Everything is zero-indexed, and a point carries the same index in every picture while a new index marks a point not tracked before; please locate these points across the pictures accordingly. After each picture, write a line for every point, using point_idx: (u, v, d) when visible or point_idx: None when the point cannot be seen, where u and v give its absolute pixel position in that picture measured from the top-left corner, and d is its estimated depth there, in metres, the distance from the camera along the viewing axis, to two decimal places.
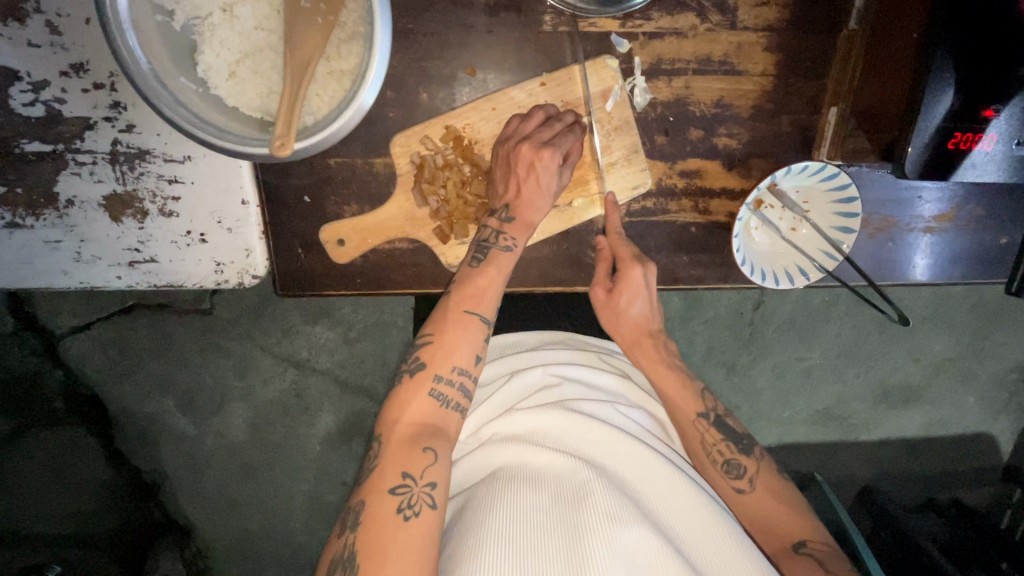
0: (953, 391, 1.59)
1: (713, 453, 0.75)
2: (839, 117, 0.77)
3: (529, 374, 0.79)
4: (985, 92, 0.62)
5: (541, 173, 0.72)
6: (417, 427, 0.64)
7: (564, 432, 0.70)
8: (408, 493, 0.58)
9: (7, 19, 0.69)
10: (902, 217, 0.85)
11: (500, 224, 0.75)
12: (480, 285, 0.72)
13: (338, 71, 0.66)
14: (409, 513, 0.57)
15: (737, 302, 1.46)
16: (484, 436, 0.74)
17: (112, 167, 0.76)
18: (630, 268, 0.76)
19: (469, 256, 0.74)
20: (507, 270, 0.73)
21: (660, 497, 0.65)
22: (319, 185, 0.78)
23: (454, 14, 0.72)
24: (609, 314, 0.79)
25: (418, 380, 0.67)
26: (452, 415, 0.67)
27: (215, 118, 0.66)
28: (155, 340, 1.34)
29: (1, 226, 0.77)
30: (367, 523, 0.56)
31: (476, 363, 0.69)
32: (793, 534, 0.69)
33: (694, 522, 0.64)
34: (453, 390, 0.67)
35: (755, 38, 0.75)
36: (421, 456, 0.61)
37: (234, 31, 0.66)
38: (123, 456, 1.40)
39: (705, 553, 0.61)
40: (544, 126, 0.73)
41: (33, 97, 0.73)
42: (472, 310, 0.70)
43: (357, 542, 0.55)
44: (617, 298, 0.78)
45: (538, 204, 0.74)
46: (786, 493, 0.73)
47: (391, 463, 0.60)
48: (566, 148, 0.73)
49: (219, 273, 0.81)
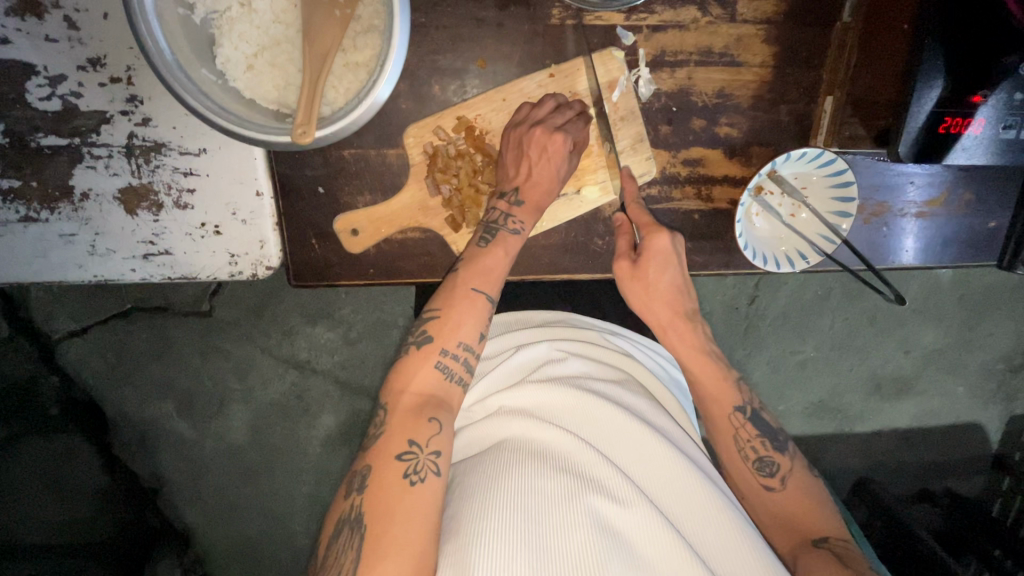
0: (942, 381, 1.64)
1: (748, 450, 0.78)
2: (834, 105, 0.80)
3: (534, 349, 0.81)
4: (973, 79, 0.65)
5: (552, 158, 0.75)
6: (423, 398, 0.66)
7: (566, 406, 0.72)
8: (413, 459, 0.61)
9: (25, 14, 0.70)
10: (895, 203, 0.88)
11: (510, 206, 0.77)
12: (488, 264, 0.74)
13: (354, 63, 0.68)
14: (415, 478, 0.60)
15: (732, 295, 1.49)
16: (489, 407, 0.76)
17: (128, 161, 0.77)
18: (656, 236, 0.76)
19: (477, 236, 0.76)
20: (513, 251, 0.75)
21: (660, 476, 0.68)
22: (334, 176, 0.80)
23: (465, 8, 0.74)
24: (641, 286, 0.78)
25: (426, 352, 0.69)
26: (455, 388, 0.69)
27: (235, 108, 0.67)
28: (155, 343, 1.35)
29: (15, 220, 0.78)
30: (375, 486, 0.59)
31: (481, 340, 0.72)
32: (815, 530, 0.72)
33: (691, 502, 0.66)
34: (458, 364, 0.70)
35: (754, 30, 0.78)
36: (426, 425, 0.63)
37: (253, 24, 0.67)
38: (122, 462, 1.39)
39: (698, 535, 0.64)
40: (554, 114, 0.76)
41: (49, 91, 0.74)
42: (479, 288, 0.73)
43: (363, 504, 0.58)
44: (645, 270, 0.77)
45: (546, 187, 0.77)
46: (812, 491, 0.76)
47: (396, 431, 0.63)
48: (576, 135, 0.76)
49: (233, 265, 0.82)
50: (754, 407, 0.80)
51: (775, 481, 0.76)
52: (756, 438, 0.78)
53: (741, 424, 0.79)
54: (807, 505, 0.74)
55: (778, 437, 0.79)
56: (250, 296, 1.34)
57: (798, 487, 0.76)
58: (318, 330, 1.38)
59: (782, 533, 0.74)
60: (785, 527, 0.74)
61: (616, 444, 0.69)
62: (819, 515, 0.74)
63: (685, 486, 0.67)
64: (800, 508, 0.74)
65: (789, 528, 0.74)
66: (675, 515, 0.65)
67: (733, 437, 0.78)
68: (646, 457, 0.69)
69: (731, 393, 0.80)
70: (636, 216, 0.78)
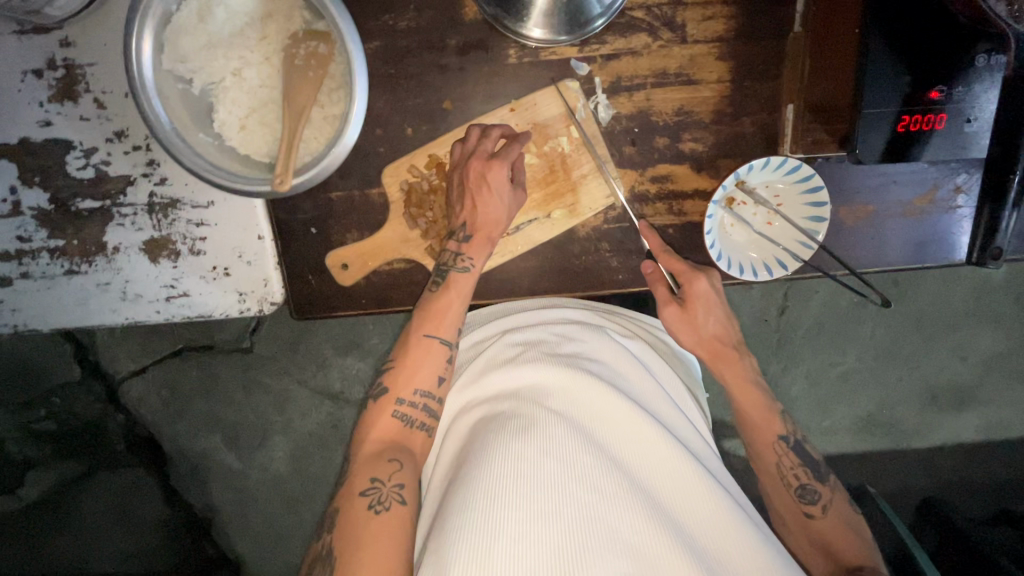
0: (1007, 389, 1.53)
1: (789, 478, 0.81)
2: (796, 112, 0.81)
3: (531, 331, 0.81)
4: (929, 75, 0.67)
5: (496, 185, 0.78)
6: (383, 444, 0.72)
7: (561, 389, 0.73)
8: (377, 493, 0.66)
9: (64, 99, 0.83)
10: (873, 203, 0.87)
11: (459, 245, 0.80)
12: (443, 305, 0.79)
13: (331, 116, 0.76)
14: (379, 508, 0.65)
15: (761, 307, 1.44)
16: (481, 390, 0.78)
17: (149, 217, 0.88)
18: (694, 279, 0.81)
19: (430, 280, 0.81)
20: (467, 289, 0.80)
21: (653, 460, 0.69)
22: (325, 218, 0.88)
23: (430, 57, 0.81)
24: (688, 327, 0.83)
25: (383, 403, 0.75)
26: (416, 433, 0.74)
27: (228, 164, 0.77)
28: (203, 380, 1.45)
29: (62, 273, 0.90)
30: (343, 524, 0.65)
31: (438, 384, 0.76)
32: (852, 559, 0.75)
33: (683, 484, 0.68)
34: (418, 411, 0.75)
35: (706, 50, 0.80)
36: (387, 464, 0.69)
37: (242, 90, 0.76)
38: (177, 494, 1.51)
39: (688, 515, 0.66)
40: (483, 140, 0.79)
41: (85, 161, 0.86)
42: (432, 334, 0.78)
43: (335, 540, 0.64)
44: (693, 312, 0.82)
45: (494, 214, 0.79)
46: (851, 523, 0.79)
47: (359, 472, 0.69)
48: (514, 159, 0.78)
49: (242, 302, 0.91)
50: (797, 437, 0.84)
51: (817, 510, 0.79)
52: (799, 467, 0.81)
53: (783, 453, 0.82)
54: (843, 533, 0.77)
55: (819, 467, 0.83)
56: (285, 334, 1.45)
57: (838, 518, 0.79)
58: (348, 362, 1.46)
59: (823, 561, 0.77)
60: (826, 555, 0.77)
61: (606, 427, 0.70)
62: (854, 543, 0.77)
63: (676, 469, 0.68)
64: (839, 537, 0.77)
65: (826, 555, 0.76)
66: (665, 495, 0.67)
67: (776, 466, 0.82)
68: (639, 444, 0.70)
69: (760, 407, 0.83)
70: (669, 262, 0.82)
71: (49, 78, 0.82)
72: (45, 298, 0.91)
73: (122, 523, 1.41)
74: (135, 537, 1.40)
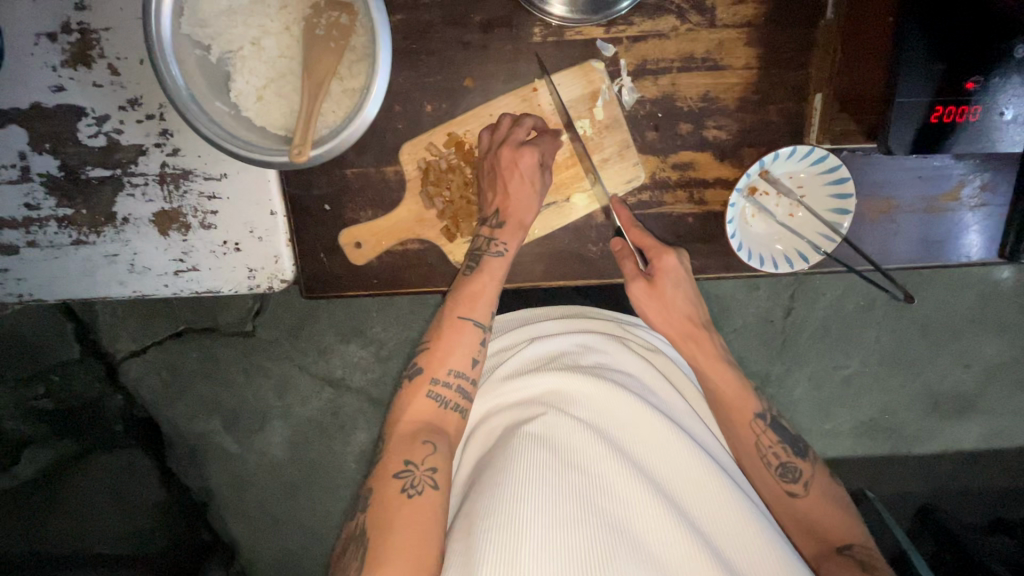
0: (1011, 399, 1.52)
1: (769, 456, 0.77)
2: (824, 102, 0.80)
3: (553, 339, 0.81)
4: (964, 67, 0.66)
5: (526, 171, 0.77)
6: (417, 425, 0.70)
7: (584, 397, 0.72)
8: (411, 475, 0.64)
9: (77, 64, 0.81)
10: (900, 199, 0.86)
11: (492, 230, 0.80)
12: (475, 288, 0.77)
13: (350, 89, 0.74)
14: (413, 492, 0.63)
15: (768, 306, 1.43)
16: (505, 396, 0.77)
17: (161, 187, 0.86)
18: (665, 256, 0.78)
19: (463, 265, 0.81)
20: (499, 274, 0.78)
21: (678, 470, 0.68)
22: (339, 195, 0.86)
23: (452, 33, 0.79)
24: (656, 303, 0.80)
25: (417, 383, 0.74)
26: (450, 415, 0.72)
27: (244, 134, 0.75)
28: (204, 361, 1.44)
29: (69, 243, 0.88)
30: (377, 505, 0.63)
31: (473, 365, 0.75)
32: (837, 537, 0.73)
33: (708, 495, 0.67)
34: (451, 390, 0.73)
35: (735, 34, 0.79)
36: (422, 446, 0.67)
37: (261, 60, 0.75)
38: (174, 476, 1.49)
39: (713, 527, 0.65)
40: (517, 128, 0.79)
41: (96, 129, 0.84)
42: (466, 315, 0.76)
43: (368, 521, 0.62)
44: (661, 286, 0.79)
45: (526, 201, 0.79)
46: (834, 497, 0.77)
47: (393, 453, 0.67)
48: (545, 150, 0.79)
49: (251, 278, 0.89)
50: (773, 414, 0.80)
51: (799, 488, 0.76)
52: (777, 445, 0.78)
53: (761, 431, 0.78)
54: (827, 510, 0.75)
55: (799, 443, 0.79)
56: (287, 318, 1.43)
57: (821, 492, 0.76)
58: (350, 349, 1.45)
59: (807, 540, 0.74)
60: (811, 534, 0.74)
61: (632, 439, 0.70)
62: (837, 518, 0.74)
63: (701, 479, 0.67)
64: (825, 515, 0.74)
65: (812, 536, 0.74)
66: (690, 508, 0.66)
67: (756, 446, 0.78)
68: (664, 453, 0.69)
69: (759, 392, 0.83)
70: (639, 238, 0.79)
71: (63, 41, 0.80)
72: (51, 268, 0.89)
73: (118, 504, 1.34)
74: (128, 517, 1.32)
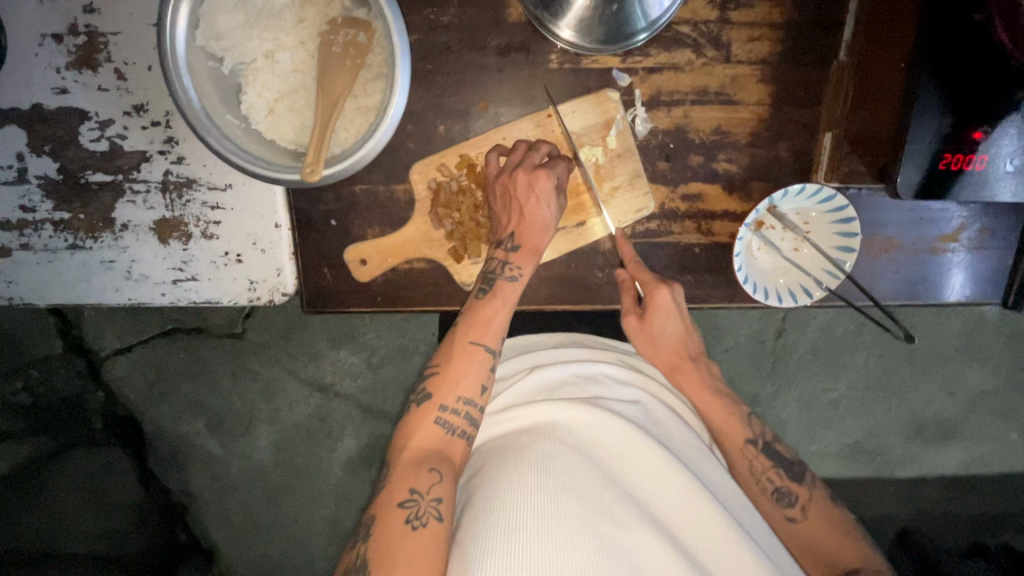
0: (992, 426, 1.55)
1: (763, 481, 0.80)
2: (834, 141, 0.82)
3: (553, 369, 0.81)
4: (974, 117, 0.66)
5: (542, 195, 0.77)
6: (423, 452, 0.71)
7: (583, 427, 0.72)
8: (415, 506, 0.64)
9: (82, 67, 0.79)
10: (905, 237, 0.87)
11: (506, 254, 0.79)
12: (487, 314, 0.78)
13: (364, 108, 0.74)
14: (417, 524, 0.63)
15: (760, 329, 1.44)
16: (503, 424, 0.76)
17: (163, 195, 0.84)
18: (659, 290, 0.81)
19: (477, 286, 0.80)
20: (512, 299, 0.78)
21: (678, 502, 0.66)
22: (346, 210, 0.85)
23: (469, 55, 0.79)
24: (647, 338, 0.83)
25: (426, 408, 0.74)
26: (457, 442, 0.73)
27: (253, 148, 0.74)
28: (191, 364, 1.41)
29: (65, 248, 0.86)
30: (380, 535, 0.63)
31: (481, 393, 0.75)
32: (843, 558, 0.75)
33: (709, 528, 0.65)
34: (459, 419, 0.74)
35: (748, 71, 0.80)
36: (427, 474, 0.67)
37: (275, 74, 0.74)
38: (154, 477, 1.45)
39: (714, 560, 0.62)
40: (531, 152, 0.78)
41: (99, 134, 0.82)
42: (478, 341, 0.77)
43: (370, 552, 0.62)
44: (651, 322, 0.82)
45: (541, 228, 0.78)
46: (839, 521, 0.78)
47: (399, 481, 0.67)
48: (558, 173, 0.78)
49: (252, 291, 0.88)
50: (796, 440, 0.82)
51: (797, 513, 0.78)
52: (771, 469, 0.80)
53: (753, 457, 0.81)
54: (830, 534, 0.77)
55: (794, 466, 0.81)
56: (279, 323, 1.41)
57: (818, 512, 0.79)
58: (340, 355, 1.43)
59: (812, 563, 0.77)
60: (815, 558, 0.77)
61: (630, 466, 0.69)
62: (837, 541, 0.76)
63: (701, 512, 0.65)
64: (825, 538, 0.77)
65: (816, 557, 0.76)
66: (691, 540, 0.63)
67: (750, 471, 0.81)
68: (664, 485, 0.67)
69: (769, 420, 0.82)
70: (636, 272, 0.81)
71: (69, 44, 0.78)
72: (45, 271, 0.87)
73: (94, 505, 1.33)
74: (105, 518, 1.32)
